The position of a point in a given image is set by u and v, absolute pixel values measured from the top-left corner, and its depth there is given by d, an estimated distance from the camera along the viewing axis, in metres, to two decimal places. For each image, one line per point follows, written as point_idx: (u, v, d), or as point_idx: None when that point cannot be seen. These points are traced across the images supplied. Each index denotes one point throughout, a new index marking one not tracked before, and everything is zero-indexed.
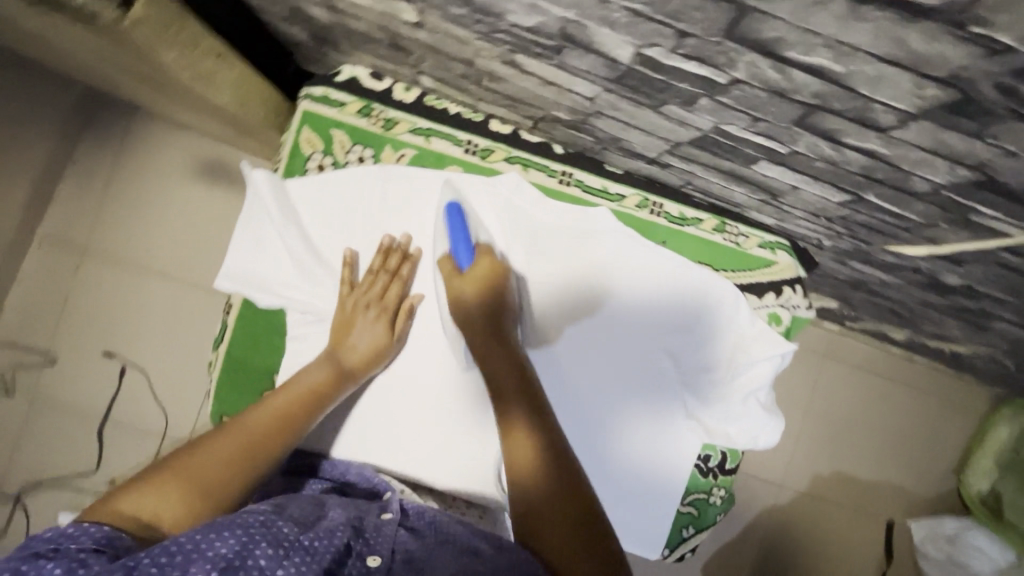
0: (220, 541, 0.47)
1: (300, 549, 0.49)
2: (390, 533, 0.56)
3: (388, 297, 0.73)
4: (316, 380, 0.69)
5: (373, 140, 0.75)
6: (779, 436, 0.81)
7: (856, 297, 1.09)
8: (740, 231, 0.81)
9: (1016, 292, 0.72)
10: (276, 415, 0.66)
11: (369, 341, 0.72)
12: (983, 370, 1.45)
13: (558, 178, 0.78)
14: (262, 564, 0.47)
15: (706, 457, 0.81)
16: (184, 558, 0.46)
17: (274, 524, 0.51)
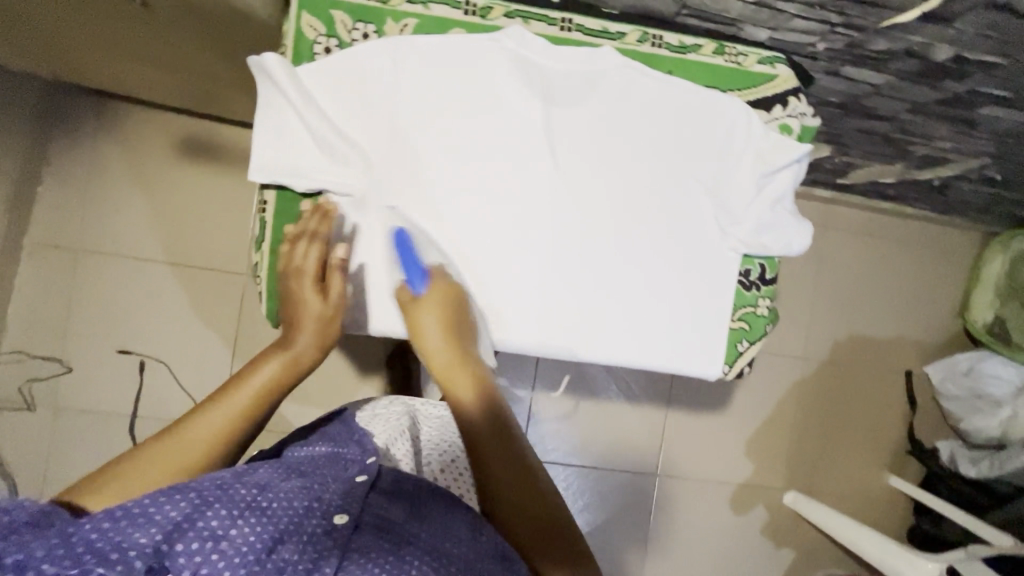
0: (167, 507, 0.51)
1: (254, 511, 0.54)
2: (359, 496, 0.61)
3: (308, 263, 0.74)
4: (273, 372, 0.70)
5: (373, 15, 0.76)
6: (809, 240, 0.85)
7: (849, 128, 1.14)
8: (739, 51, 0.83)
9: (1003, 49, 0.77)
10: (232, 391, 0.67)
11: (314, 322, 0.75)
12: (974, 200, 1.52)
13: (559, 26, 0.79)
14: (214, 524, 0.52)
15: (747, 272, 0.85)
16: (128, 524, 0.49)
17: (230, 487, 0.56)
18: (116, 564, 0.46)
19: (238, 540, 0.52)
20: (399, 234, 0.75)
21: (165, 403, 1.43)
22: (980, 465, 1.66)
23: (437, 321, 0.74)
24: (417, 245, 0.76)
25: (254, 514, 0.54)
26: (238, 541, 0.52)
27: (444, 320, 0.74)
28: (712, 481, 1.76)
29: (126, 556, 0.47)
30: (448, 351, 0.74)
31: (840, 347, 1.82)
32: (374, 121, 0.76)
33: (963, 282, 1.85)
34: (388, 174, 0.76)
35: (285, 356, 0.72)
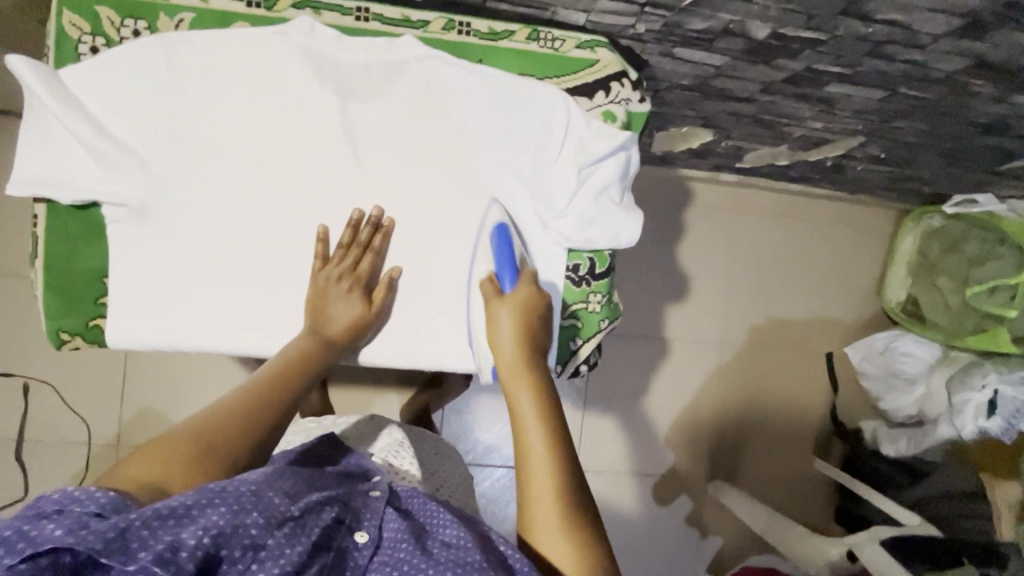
0: (213, 510, 0.45)
1: (291, 520, 0.48)
2: (380, 509, 0.56)
3: (359, 266, 0.75)
4: (299, 351, 0.71)
5: (143, 10, 0.70)
6: (640, 231, 0.82)
7: (717, 112, 1.11)
8: (555, 35, 0.80)
9: (814, 24, 0.74)
10: (267, 381, 0.65)
11: (346, 314, 0.74)
12: (874, 179, 1.51)
13: (354, 15, 0.75)
14: (255, 532, 0.46)
15: (575, 267, 0.82)
16: (178, 523, 0.43)
17: (264, 495, 0.49)
18: (167, 565, 0.41)
19: (279, 552, 0.46)
20: (502, 229, 0.77)
21: (59, 430, 1.26)
22: (898, 445, 1.62)
23: (511, 315, 0.71)
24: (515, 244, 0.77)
25: (294, 524, 0.49)
26: (279, 552, 0.46)
27: (516, 314, 0.71)
28: (634, 474, 1.72)
29: (177, 558, 0.41)
30: (520, 357, 0.67)
31: (759, 331, 1.79)
32: (152, 125, 0.71)
33: (879, 261, 1.85)
34: (171, 182, 0.71)
35: (315, 339, 0.73)
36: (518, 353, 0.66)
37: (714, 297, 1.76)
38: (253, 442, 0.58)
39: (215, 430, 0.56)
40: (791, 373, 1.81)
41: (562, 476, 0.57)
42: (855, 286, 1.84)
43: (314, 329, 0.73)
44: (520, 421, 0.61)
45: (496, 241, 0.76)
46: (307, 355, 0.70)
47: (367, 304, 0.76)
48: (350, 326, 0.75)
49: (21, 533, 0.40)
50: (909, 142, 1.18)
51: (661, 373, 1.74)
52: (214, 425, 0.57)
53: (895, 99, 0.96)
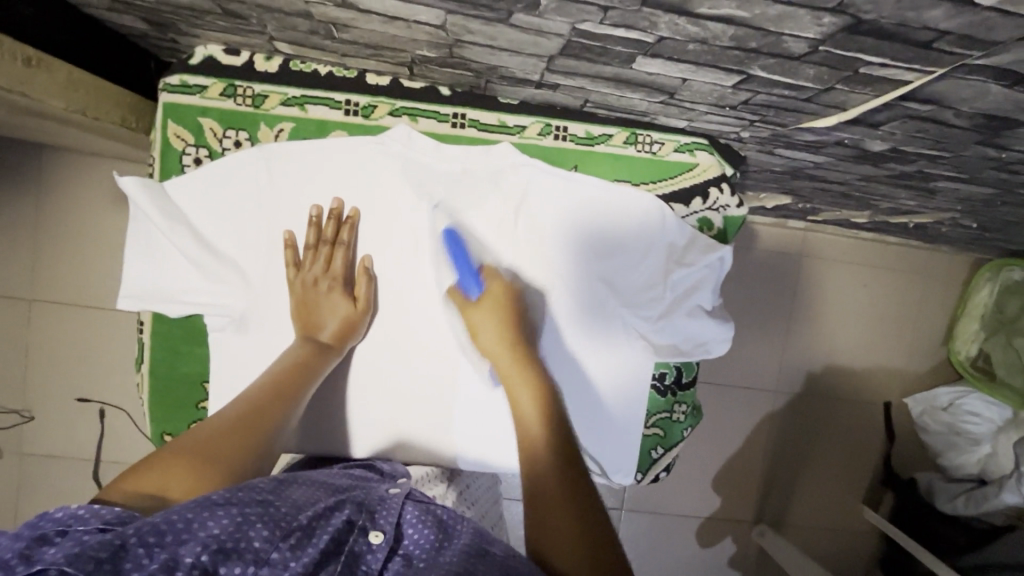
0: (213, 521, 0.44)
1: (296, 530, 0.47)
2: (394, 508, 0.54)
3: (336, 266, 0.72)
4: (295, 359, 0.68)
5: (245, 120, 0.71)
6: (730, 341, 0.80)
7: (804, 187, 1.06)
8: (654, 138, 0.76)
9: (940, 146, 0.68)
10: (259, 391, 0.64)
11: (335, 316, 0.71)
12: (954, 236, 1.43)
13: (450, 122, 0.73)
14: (258, 545, 0.44)
15: (661, 373, 0.79)
16: (175, 539, 0.42)
17: (269, 504, 0.48)
18: None
19: (281, 565, 0.44)
20: (452, 233, 0.73)
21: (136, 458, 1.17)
22: (955, 502, 1.48)
23: (494, 305, 0.71)
24: (468, 244, 0.74)
25: (298, 536, 0.47)
26: (282, 565, 0.44)
27: (501, 316, 0.71)
28: (677, 515, 1.72)
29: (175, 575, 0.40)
30: (501, 349, 0.70)
31: (816, 378, 1.74)
32: (252, 235, 0.71)
33: (950, 309, 1.76)
34: (271, 293, 0.72)
35: (308, 345, 0.70)
36: (505, 351, 0.69)
37: (773, 341, 1.71)
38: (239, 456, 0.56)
39: (205, 441, 0.55)
40: (849, 423, 1.75)
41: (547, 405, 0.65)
42: (922, 335, 1.76)
43: (304, 334, 0.70)
44: (511, 391, 0.67)
45: (454, 244, 0.73)
46: (302, 359, 0.68)
47: (355, 302, 0.72)
48: (342, 330, 0.71)
49: (22, 556, 0.39)
50: (1007, 220, 1.10)
51: (712, 416, 1.71)
52: (203, 438, 0.56)
53: (1007, 194, 0.89)
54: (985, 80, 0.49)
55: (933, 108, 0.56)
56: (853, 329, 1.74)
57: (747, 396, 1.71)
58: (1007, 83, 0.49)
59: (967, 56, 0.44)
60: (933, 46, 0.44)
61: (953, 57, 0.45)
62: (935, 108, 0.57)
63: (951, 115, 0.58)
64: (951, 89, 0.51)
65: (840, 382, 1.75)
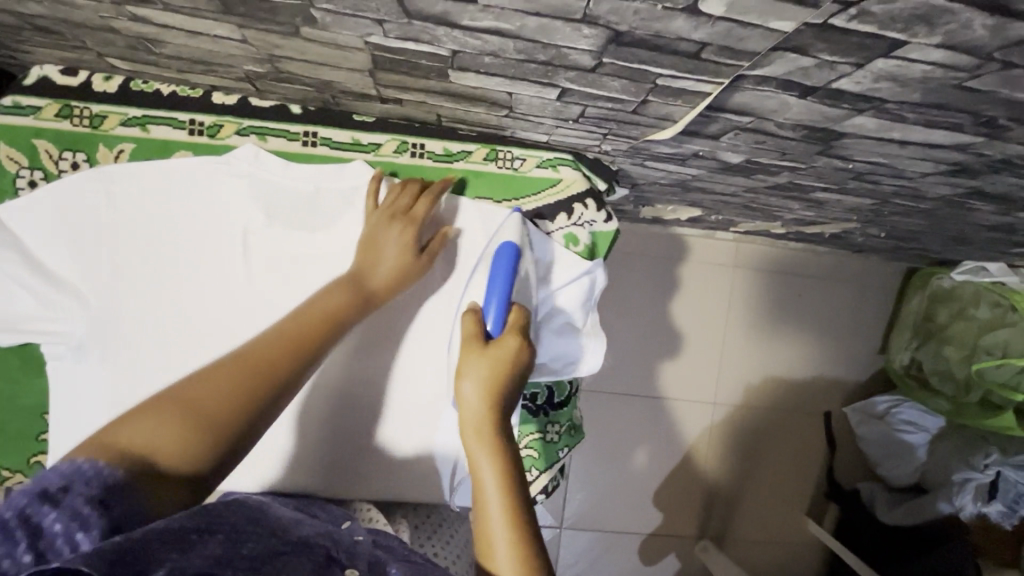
0: (206, 543, 0.44)
1: (283, 549, 0.47)
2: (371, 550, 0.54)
3: (416, 213, 0.70)
4: (337, 307, 0.65)
5: (83, 141, 0.69)
6: (603, 358, 0.78)
7: (703, 199, 1.06)
8: (514, 154, 0.76)
9: (789, 157, 0.68)
10: (286, 333, 0.60)
11: (390, 264, 0.69)
12: (876, 246, 1.44)
13: (302, 140, 0.72)
14: (252, 557, 0.44)
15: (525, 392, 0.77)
16: (182, 552, 0.41)
17: (254, 532, 0.49)
18: None
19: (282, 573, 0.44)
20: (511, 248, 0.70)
21: None
22: (895, 513, 1.47)
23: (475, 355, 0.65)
24: (518, 266, 0.71)
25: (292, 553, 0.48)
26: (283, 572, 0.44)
27: (487, 366, 0.64)
28: (619, 532, 1.68)
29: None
30: (482, 396, 0.63)
31: (755, 389, 1.72)
32: (91, 260, 0.69)
33: (888, 317, 1.74)
34: (112, 320, 0.69)
35: (352, 295, 0.66)
36: (480, 404, 0.63)
37: (711, 353, 1.70)
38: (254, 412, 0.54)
39: (210, 396, 0.52)
40: (788, 436, 1.74)
41: (503, 455, 0.61)
42: (861, 344, 1.75)
43: (353, 279, 0.67)
44: (473, 453, 0.62)
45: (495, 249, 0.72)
46: (337, 311, 0.65)
47: (418, 255, 0.71)
48: (388, 280, 0.69)
49: (21, 517, 0.39)
50: (909, 229, 1.11)
51: (650, 432, 1.68)
52: (218, 393, 0.53)
53: (888, 204, 0.89)
54: (777, 91, 0.48)
55: (751, 118, 0.56)
56: (791, 340, 1.73)
57: (687, 409, 1.70)
58: (799, 94, 0.48)
59: (738, 66, 0.44)
60: (703, 57, 0.43)
61: (728, 68, 0.44)
62: (754, 119, 0.56)
63: (774, 127, 0.58)
64: (753, 100, 0.51)
65: (780, 393, 1.73)
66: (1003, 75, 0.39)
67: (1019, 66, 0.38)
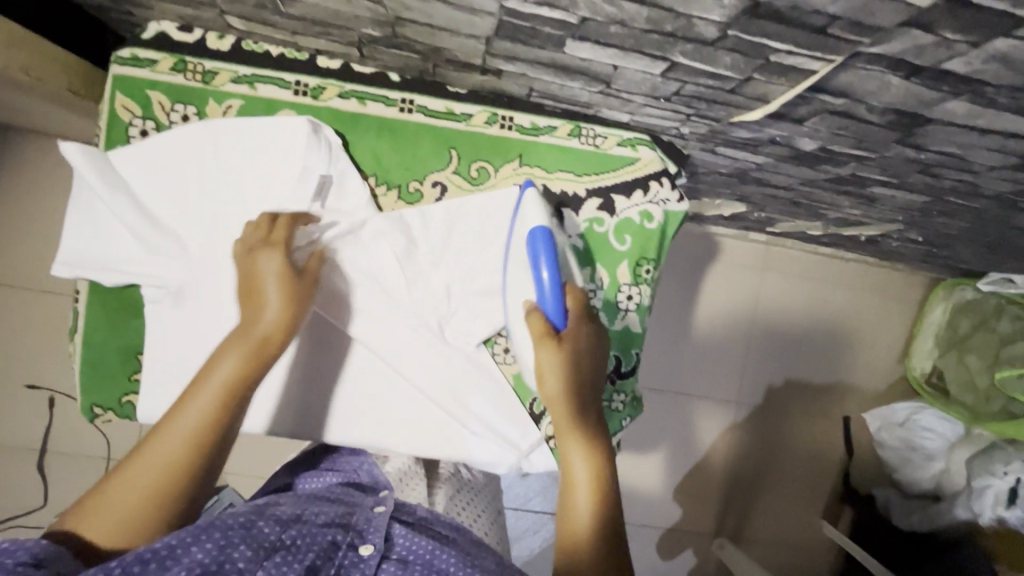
0: (197, 547, 0.50)
1: (277, 551, 0.53)
2: (381, 527, 0.62)
3: (273, 262, 0.66)
4: (238, 368, 0.60)
5: (194, 96, 0.72)
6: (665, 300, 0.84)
7: (754, 193, 1.10)
8: (597, 132, 0.79)
9: (865, 145, 0.72)
10: (204, 405, 0.57)
11: (278, 317, 0.64)
12: (906, 253, 1.48)
13: (398, 107, 0.75)
14: (241, 565, 0.51)
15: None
16: (161, 565, 0.48)
17: (252, 527, 0.55)
18: None
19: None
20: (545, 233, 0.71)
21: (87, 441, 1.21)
22: (910, 518, 1.50)
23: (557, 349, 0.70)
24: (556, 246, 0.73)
25: (284, 553, 0.54)
26: None
27: (565, 350, 0.70)
28: (639, 525, 1.70)
29: None
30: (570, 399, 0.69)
31: (777, 391, 1.75)
32: (197, 208, 0.71)
33: (911, 325, 1.78)
34: (210, 267, 0.71)
35: (245, 352, 0.61)
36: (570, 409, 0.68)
37: (736, 353, 1.73)
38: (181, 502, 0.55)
39: (138, 479, 0.54)
40: (806, 437, 1.77)
41: (593, 463, 0.67)
42: (882, 351, 1.79)
43: (238, 334, 0.62)
44: (566, 451, 0.68)
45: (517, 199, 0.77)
46: (227, 391, 0.58)
47: (297, 281, 0.67)
48: (286, 324, 0.64)
49: None
50: (949, 233, 1.15)
51: (675, 426, 1.71)
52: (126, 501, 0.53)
53: (940, 203, 0.93)
54: (884, 71, 0.52)
55: (846, 101, 0.60)
56: (815, 344, 1.76)
57: (711, 406, 1.73)
58: (904, 75, 0.52)
59: (859, 43, 0.48)
60: (829, 32, 0.47)
61: (848, 44, 0.48)
62: (848, 102, 0.60)
63: (865, 110, 0.61)
64: (856, 80, 0.54)
65: (801, 395, 1.76)
66: None
67: None
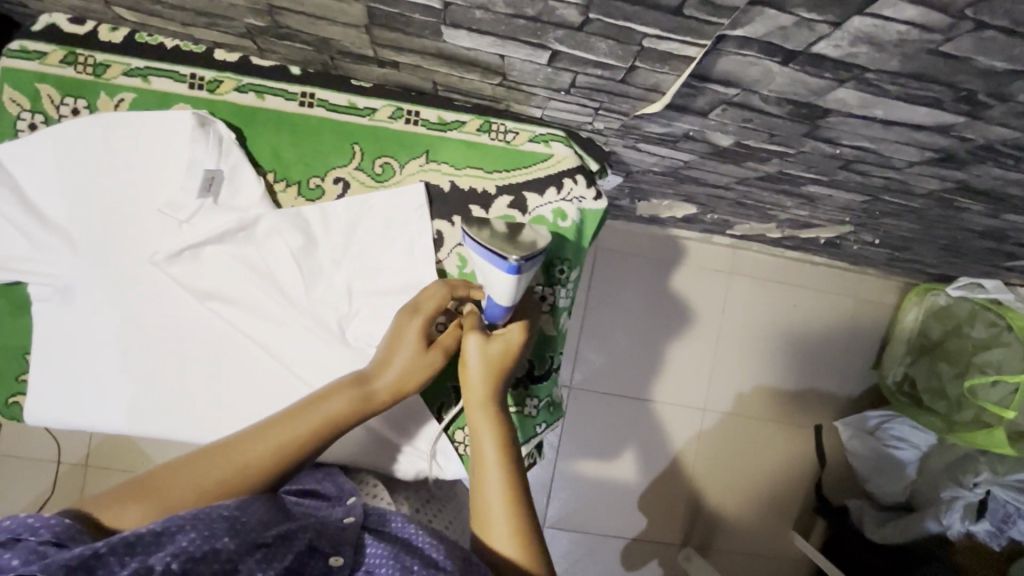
0: (182, 535, 0.46)
1: (263, 544, 0.49)
2: (356, 537, 0.55)
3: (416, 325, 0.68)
4: (339, 412, 0.62)
5: (84, 88, 0.70)
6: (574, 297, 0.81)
7: (697, 193, 1.07)
8: (508, 127, 0.77)
9: (779, 140, 0.69)
10: (284, 439, 0.59)
11: (403, 374, 0.66)
12: (871, 257, 1.44)
13: (298, 101, 0.73)
14: (226, 553, 0.46)
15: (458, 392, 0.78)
16: (143, 551, 0.45)
17: (238, 520, 0.50)
18: None
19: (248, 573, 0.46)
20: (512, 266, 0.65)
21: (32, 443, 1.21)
22: (883, 530, 1.43)
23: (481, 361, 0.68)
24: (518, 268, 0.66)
25: (266, 550, 0.48)
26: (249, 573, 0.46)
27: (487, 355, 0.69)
28: (602, 535, 1.66)
29: None
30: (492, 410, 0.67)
31: (745, 397, 1.71)
32: (83, 204, 0.69)
33: (884, 332, 1.73)
34: (98, 265, 0.70)
35: (358, 396, 0.64)
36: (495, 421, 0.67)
37: (703, 358, 1.69)
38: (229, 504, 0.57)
39: (191, 483, 0.55)
40: (774, 446, 1.72)
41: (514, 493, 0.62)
42: (855, 358, 1.74)
43: (359, 379, 0.65)
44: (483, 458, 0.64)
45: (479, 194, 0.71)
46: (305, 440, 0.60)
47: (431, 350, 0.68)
48: (399, 387, 0.66)
49: None
50: (903, 235, 1.11)
51: (637, 434, 1.67)
52: (192, 484, 0.55)
53: (880, 202, 0.89)
54: (760, 57, 0.49)
55: (737, 91, 0.57)
56: (784, 350, 1.71)
57: (677, 414, 1.68)
58: (781, 60, 0.49)
59: (719, 25, 0.45)
60: (686, 13, 0.44)
61: (710, 27, 0.45)
62: (741, 92, 0.57)
63: (760, 101, 0.58)
64: (737, 67, 0.52)
65: (768, 402, 1.71)
66: (976, 38, 0.40)
67: (991, 26, 0.38)
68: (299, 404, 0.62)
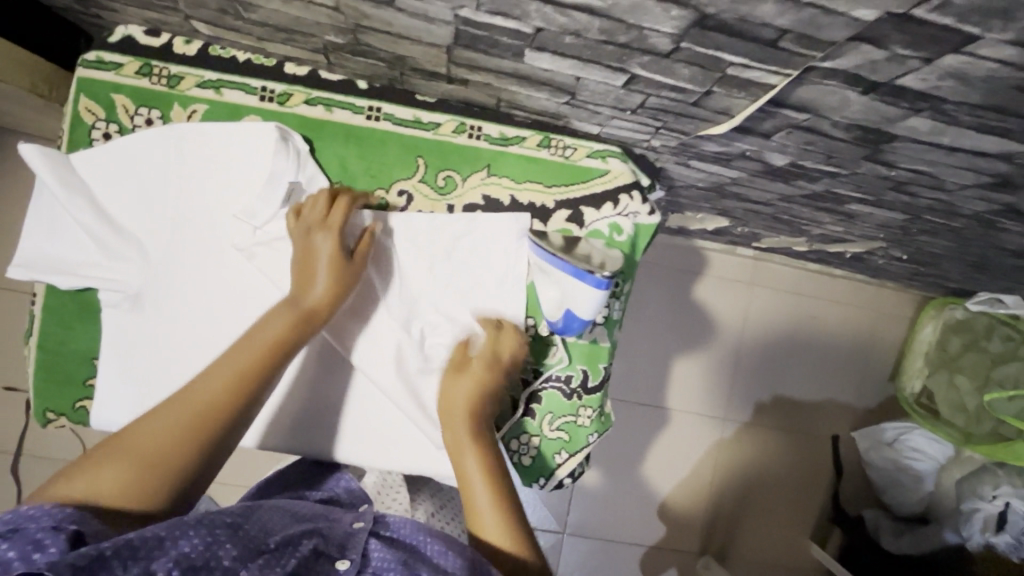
0: (184, 540, 0.46)
1: (261, 553, 0.49)
2: (362, 541, 0.56)
3: (320, 242, 0.69)
4: (279, 332, 0.64)
5: (158, 99, 0.71)
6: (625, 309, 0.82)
7: (735, 208, 1.09)
8: (567, 143, 0.79)
9: (835, 162, 0.71)
10: (235, 373, 0.60)
11: (326, 279, 0.68)
12: (896, 271, 1.46)
13: (365, 114, 0.75)
14: (228, 563, 0.47)
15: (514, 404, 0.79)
16: (148, 555, 0.44)
17: (240, 528, 0.51)
18: None
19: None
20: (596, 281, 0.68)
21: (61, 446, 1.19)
22: (899, 541, 1.45)
23: (468, 388, 0.72)
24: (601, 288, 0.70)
25: (267, 558, 0.49)
26: None
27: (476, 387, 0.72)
28: (621, 542, 1.67)
29: None
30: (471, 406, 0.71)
31: (764, 407, 1.73)
32: (159, 213, 0.71)
33: (901, 344, 1.76)
34: (173, 272, 0.71)
35: (291, 314, 0.66)
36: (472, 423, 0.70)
37: (725, 366, 1.71)
38: (200, 450, 0.56)
39: (157, 442, 0.54)
40: (793, 456, 1.74)
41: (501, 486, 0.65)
42: (872, 370, 1.76)
43: (291, 300, 0.67)
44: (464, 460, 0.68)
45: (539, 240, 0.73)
46: (257, 369, 0.62)
47: (349, 260, 0.70)
48: (328, 298, 0.68)
49: None
50: (933, 252, 1.13)
51: (659, 441, 1.68)
52: (159, 439, 0.54)
53: (919, 221, 0.91)
54: (842, 86, 0.51)
55: (809, 116, 0.59)
56: (803, 361, 1.73)
57: (698, 423, 1.70)
58: (862, 90, 0.51)
59: (810, 57, 0.47)
60: (779, 45, 0.46)
61: (800, 58, 0.47)
62: (813, 117, 0.59)
63: (829, 126, 0.60)
64: (816, 95, 0.54)
65: (787, 413, 1.73)
66: None
67: None
68: (240, 339, 0.64)
